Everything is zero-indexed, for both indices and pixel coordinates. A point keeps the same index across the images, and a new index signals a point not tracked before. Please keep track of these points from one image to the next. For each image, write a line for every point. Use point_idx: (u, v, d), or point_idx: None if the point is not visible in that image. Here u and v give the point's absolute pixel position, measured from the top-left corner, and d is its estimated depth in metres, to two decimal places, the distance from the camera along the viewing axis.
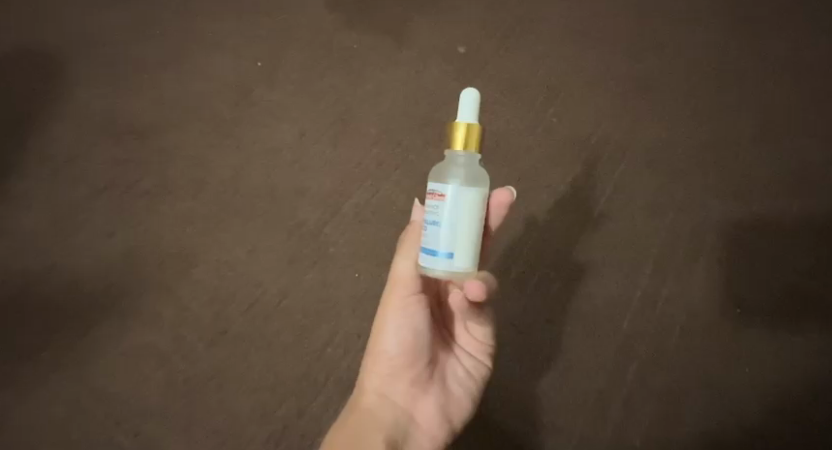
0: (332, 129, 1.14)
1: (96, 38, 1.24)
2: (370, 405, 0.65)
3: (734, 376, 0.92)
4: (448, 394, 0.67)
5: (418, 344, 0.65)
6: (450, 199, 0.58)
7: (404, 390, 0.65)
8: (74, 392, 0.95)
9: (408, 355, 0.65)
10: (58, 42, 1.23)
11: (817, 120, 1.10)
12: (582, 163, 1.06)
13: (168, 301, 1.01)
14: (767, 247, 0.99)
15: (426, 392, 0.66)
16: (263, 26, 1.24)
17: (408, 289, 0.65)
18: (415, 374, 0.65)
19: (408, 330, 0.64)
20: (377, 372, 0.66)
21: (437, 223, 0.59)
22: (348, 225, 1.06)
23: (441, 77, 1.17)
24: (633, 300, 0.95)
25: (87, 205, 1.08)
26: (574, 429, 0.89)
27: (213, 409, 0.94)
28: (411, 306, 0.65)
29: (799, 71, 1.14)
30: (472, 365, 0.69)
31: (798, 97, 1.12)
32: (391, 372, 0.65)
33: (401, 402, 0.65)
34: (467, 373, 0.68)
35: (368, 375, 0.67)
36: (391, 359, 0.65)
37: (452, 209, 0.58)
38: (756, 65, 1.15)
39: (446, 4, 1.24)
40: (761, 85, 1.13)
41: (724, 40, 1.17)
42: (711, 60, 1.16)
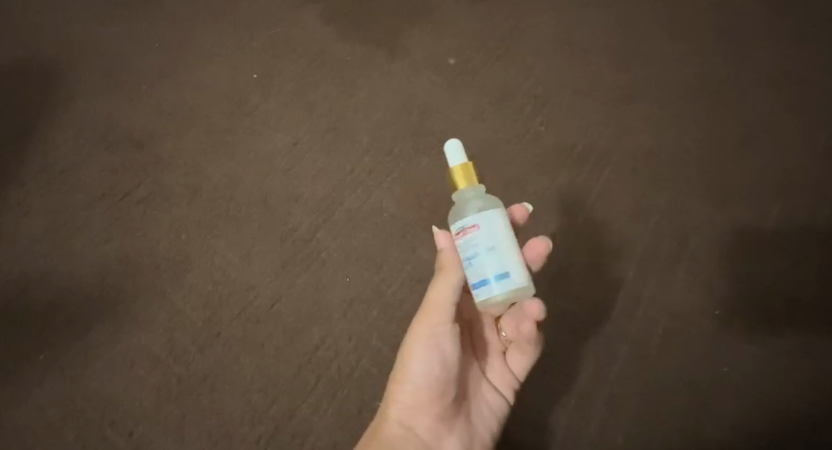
0: (326, 137, 1.18)
1: (101, 55, 1.29)
2: (392, 436, 0.65)
3: (717, 375, 0.91)
4: (472, 430, 0.68)
5: (445, 378, 0.65)
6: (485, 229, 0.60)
7: (425, 427, 0.65)
8: (66, 395, 0.94)
9: (438, 387, 0.64)
10: (64, 59, 1.28)
11: (791, 128, 1.14)
12: (566, 170, 1.10)
13: (162, 305, 1.02)
14: (747, 250, 1.01)
15: (451, 429, 0.66)
16: (262, 41, 1.31)
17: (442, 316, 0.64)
18: (442, 411, 0.65)
19: (441, 359, 0.64)
20: (399, 402, 0.66)
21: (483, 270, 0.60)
22: (340, 231, 1.08)
23: (431, 88, 1.22)
24: (617, 302, 0.97)
25: (85, 212, 1.10)
26: (557, 430, 0.89)
27: (205, 410, 0.94)
28: (443, 329, 0.64)
29: (770, 83, 1.20)
30: (496, 403, 0.71)
31: (771, 107, 1.17)
32: (415, 404, 0.65)
33: (421, 437, 0.65)
34: (490, 408, 0.70)
35: (392, 405, 0.66)
36: (417, 390, 0.64)
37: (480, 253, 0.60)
38: (729, 77, 1.21)
39: (435, 22, 1.31)
40: (735, 96, 1.18)
41: (697, 55, 1.24)
42: (687, 74, 1.22)
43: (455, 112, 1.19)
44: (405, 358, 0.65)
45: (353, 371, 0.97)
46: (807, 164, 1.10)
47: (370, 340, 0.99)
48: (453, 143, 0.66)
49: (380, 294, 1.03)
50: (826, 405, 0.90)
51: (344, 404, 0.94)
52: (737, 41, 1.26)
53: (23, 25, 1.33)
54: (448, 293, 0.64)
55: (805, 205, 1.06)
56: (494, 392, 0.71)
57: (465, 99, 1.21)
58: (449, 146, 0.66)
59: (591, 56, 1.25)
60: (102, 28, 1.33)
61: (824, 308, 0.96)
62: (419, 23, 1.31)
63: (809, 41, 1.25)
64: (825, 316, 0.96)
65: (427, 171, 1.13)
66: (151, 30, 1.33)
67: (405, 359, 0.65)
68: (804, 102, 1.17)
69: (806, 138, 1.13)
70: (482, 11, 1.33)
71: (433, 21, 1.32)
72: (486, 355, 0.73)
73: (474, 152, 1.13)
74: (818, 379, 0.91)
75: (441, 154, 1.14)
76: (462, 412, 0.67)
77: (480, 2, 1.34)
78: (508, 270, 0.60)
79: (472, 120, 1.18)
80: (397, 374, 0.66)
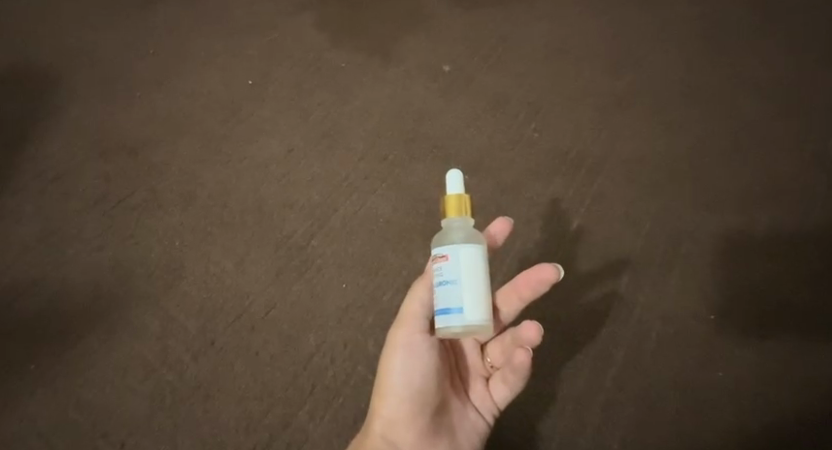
0: (321, 144, 1.18)
1: (95, 62, 1.29)
2: None
3: (712, 380, 0.91)
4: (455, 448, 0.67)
5: (423, 389, 0.65)
6: (453, 258, 0.61)
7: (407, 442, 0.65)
8: (58, 404, 0.93)
9: (418, 397, 0.65)
10: (57, 66, 1.28)
11: (782, 134, 1.15)
12: (561, 176, 1.11)
13: (156, 313, 1.01)
14: (740, 255, 1.02)
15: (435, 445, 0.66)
16: (256, 49, 1.31)
17: (418, 325, 0.66)
18: (423, 426, 0.65)
19: (420, 373, 0.65)
20: (380, 416, 0.65)
21: (447, 285, 0.61)
22: (335, 238, 1.08)
23: (426, 95, 1.23)
24: (612, 308, 0.97)
25: (77, 220, 1.10)
26: (554, 435, 0.88)
27: (199, 419, 0.93)
28: (419, 338, 0.66)
29: (760, 90, 1.21)
30: (478, 424, 0.71)
31: (762, 114, 1.18)
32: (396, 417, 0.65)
33: None
34: (473, 428, 0.70)
35: (375, 420, 0.66)
36: (399, 402, 0.64)
37: (455, 278, 0.61)
38: (721, 84, 1.22)
39: (429, 29, 1.32)
40: (727, 102, 1.19)
41: (689, 62, 1.26)
42: (679, 81, 1.23)
43: (450, 119, 1.20)
44: (385, 369, 0.66)
45: (348, 378, 0.96)
46: (799, 169, 1.11)
47: (366, 347, 0.99)
48: (456, 176, 0.67)
49: (376, 301, 1.02)
50: (821, 409, 0.90)
51: (340, 412, 0.93)
52: (728, 48, 1.27)
53: (16, 33, 1.33)
54: (422, 302, 0.66)
55: (797, 209, 1.06)
56: (475, 413, 0.71)
57: (460, 106, 1.21)
58: (453, 178, 0.67)
59: (584, 64, 1.26)
60: (95, 35, 1.33)
61: (818, 311, 0.97)
62: (413, 30, 1.32)
63: (799, 48, 1.27)
64: (818, 320, 0.96)
65: (422, 177, 1.13)
66: (146, 37, 1.33)
67: (386, 369, 0.66)
68: (794, 108, 1.18)
69: (797, 144, 1.14)
70: (476, 18, 1.34)
71: (427, 28, 1.32)
72: (468, 379, 0.73)
73: (468, 159, 1.14)
74: (812, 383, 0.91)
75: (436, 161, 1.14)
76: (444, 430, 0.67)
77: (474, 10, 1.35)
78: (463, 297, 0.60)
79: (466, 126, 1.18)
80: (378, 386, 0.66)
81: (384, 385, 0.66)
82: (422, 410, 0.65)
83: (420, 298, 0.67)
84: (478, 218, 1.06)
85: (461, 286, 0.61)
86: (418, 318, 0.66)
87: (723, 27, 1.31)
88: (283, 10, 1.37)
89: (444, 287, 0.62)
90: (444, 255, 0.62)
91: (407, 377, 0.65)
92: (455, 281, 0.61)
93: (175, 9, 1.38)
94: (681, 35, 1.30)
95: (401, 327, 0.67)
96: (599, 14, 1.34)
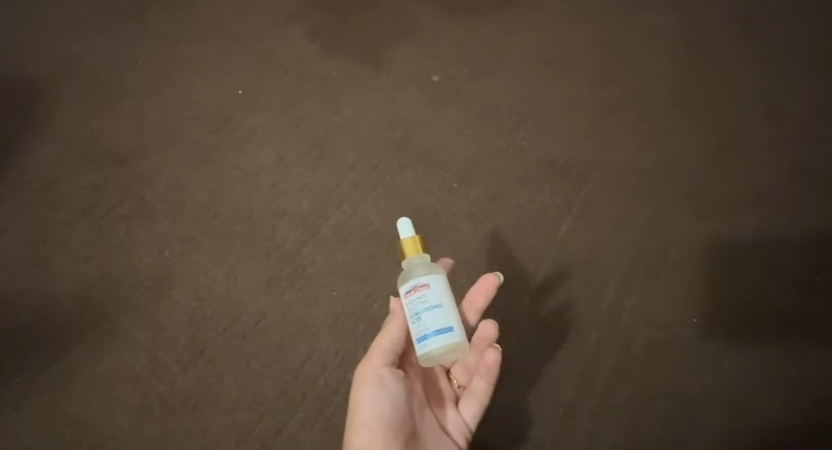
0: (312, 153, 1.18)
1: (84, 72, 1.29)
2: None
3: (700, 384, 0.92)
4: None
5: (395, 418, 0.66)
6: (433, 287, 0.67)
7: None
8: (46, 416, 0.92)
9: (393, 427, 0.65)
10: (45, 76, 1.28)
11: (765, 140, 1.17)
12: (549, 184, 1.12)
13: (145, 323, 1.00)
14: (726, 260, 1.03)
15: None
16: (247, 58, 1.32)
17: (385, 358, 0.68)
18: None
19: (393, 403, 0.66)
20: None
21: (431, 310, 0.66)
22: (325, 246, 1.08)
23: (416, 104, 1.24)
24: (600, 313, 0.98)
25: (65, 230, 1.09)
26: (545, 440, 0.88)
27: (189, 429, 0.92)
28: (389, 369, 0.67)
29: (744, 98, 1.23)
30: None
31: (745, 121, 1.20)
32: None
33: None
34: None
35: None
36: (373, 434, 0.64)
37: (436, 303, 0.66)
38: (705, 92, 1.24)
39: (418, 39, 1.34)
40: (711, 110, 1.22)
41: (674, 72, 1.28)
42: (665, 90, 1.25)
43: (439, 127, 1.21)
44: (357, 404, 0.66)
45: (339, 387, 0.96)
46: (782, 175, 1.13)
47: (357, 355, 0.98)
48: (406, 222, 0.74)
49: (366, 309, 1.02)
50: (807, 412, 0.91)
51: (331, 420, 0.93)
52: (712, 58, 1.30)
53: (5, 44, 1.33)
54: (391, 336, 0.69)
55: (781, 214, 1.08)
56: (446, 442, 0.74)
57: (450, 114, 1.22)
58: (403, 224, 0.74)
59: (572, 73, 1.28)
60: (85, 45, 1.33)
61: (804, 315, 0.98)
62: (402, 40, 1.34)
63: (782, 57, 1.29)
64: (801, 323, 0.97)
65: (412, 185, 1.13)
66: (136, 46, 1.34)
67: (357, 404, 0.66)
68: (777, 115, 1.21)
69: (780, 150, 1.16)
70: (465, 28, 1.35)
71: (417, 37, 1.34)
72: (437, 409, 0.76)
73: (458, 168, 1.15)
74: (798, 386, 0.92)
75: (426, 169, 1.15)
76: None
77: (463, 19, 1.37)
78: (449, 317, 0.66)
79: (456, 135, 1.19)
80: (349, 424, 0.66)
81: (356, 419, 0.66)
82: (397, 440, 0.65)
83: (388, 332, 0.69)
84: (468, 226, 1.08)
85: (443, 309, 0.66)
86: (388, 351, 0.68)
87: None
88: (273, 20, 1.38)
89: (426, 313, 0.66)
90: (421, 286, 0.67)
91: (380, 408, 0.65)
92: (436, 307, 0.66)
93: (165, 18, 1.38)
94: (666, 45, 1.32)
95: (370, 362, 0.68)
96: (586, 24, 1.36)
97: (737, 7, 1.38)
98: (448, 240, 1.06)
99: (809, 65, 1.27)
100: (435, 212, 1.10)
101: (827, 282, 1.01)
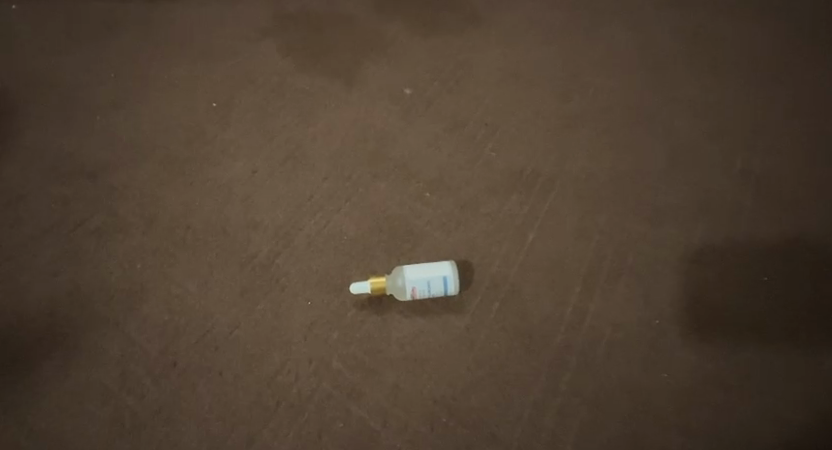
0: (285, 165, 1.20)
1: (56, 88, 1.30)
2: None
3: (659, 382, 0.95)
4: None
5: None
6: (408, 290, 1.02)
7: None
8: (11, 432, 0.89)
9: None
10: (16, 94, 1.28)
11: (717, 152, 1.24)
12: (516, 194, 1.16)
13: (115, 337, 0.98)
14: (684, 264, 1.08)
15: None
16: (221, 73, 1.35)
17: None
18: None
19: None
20: None
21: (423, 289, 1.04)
22: (299, 256, 1.08)
23: (388, 117, 1.28)
24: (566, 316, 1.01)
25: (34, 244, 1.08)
26: (513, 441, 0.89)
27: (159, 442, 0.89)
28: None
29: (696, 113, 1.31)
30: None
31: (698, 134, 1.27)
32: None
33: None
34: None
35: None
36: None
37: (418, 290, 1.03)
38: (660, 108, 1.31)
39: (389, 56, 1.39)
40: (667, 124, 1.29)
41: (632, 88, 1.35)
42: (624, 104, 1.32)
43: (410, 139, 1.24)
44: None
45: (313, 394, 0.93)
46: (734, 184, 1.19)
47: (331, 362, 0.96)
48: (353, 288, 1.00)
49: (339, 316, 1.01)
50: (773, 408, 0.93)
51: (305, 428, 0.90)
52: (665, 75, 1.38)
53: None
54: None
55: (734, 221, 1.14)
56: None
57: (421, 126, 1.27)
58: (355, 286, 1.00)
59: (535, 89, 1.34)
60: (57, 63, 1.35)
61: (762, 315, 1.02)
62: (373, 57, 1.39)
63: (730, 75, 1.38)
64: (755, 322, 1.01)
65: (384, 194, 1.16)
66: (108, 64, 1.35)
67: None
68: (728, 128, 1.28)
69: (731, 162, 1.22)
70: (434, 46, 1.42)
71: (388, 55, 1.40)
72: None
73: (430, 178, 1.18)
74: (754, 382, 0.95)
75: (398, 179, 1.18)
76: None
77: (432, 37, 1.44)
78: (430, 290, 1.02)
79: (427, 147, 1.23)
80: None
81: None
82: None
83: None
84: (439, 234, 1.10)
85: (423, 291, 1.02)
86: None
87: (661, 58, 1.42)
88: (247, 37, 1.42)
89: None
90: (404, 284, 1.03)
91: None
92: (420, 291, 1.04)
93: (138, 36, 1.41)
94: (623, 64, 1.40)
95: None
96: (546, 45, 1.44)
97: (686, 31, 1.48)
98: (420, 247, 1.09)
99: (754, 83, 1.36)
100: (406, 221, 1.12)
101: (779, 283, 1.06)
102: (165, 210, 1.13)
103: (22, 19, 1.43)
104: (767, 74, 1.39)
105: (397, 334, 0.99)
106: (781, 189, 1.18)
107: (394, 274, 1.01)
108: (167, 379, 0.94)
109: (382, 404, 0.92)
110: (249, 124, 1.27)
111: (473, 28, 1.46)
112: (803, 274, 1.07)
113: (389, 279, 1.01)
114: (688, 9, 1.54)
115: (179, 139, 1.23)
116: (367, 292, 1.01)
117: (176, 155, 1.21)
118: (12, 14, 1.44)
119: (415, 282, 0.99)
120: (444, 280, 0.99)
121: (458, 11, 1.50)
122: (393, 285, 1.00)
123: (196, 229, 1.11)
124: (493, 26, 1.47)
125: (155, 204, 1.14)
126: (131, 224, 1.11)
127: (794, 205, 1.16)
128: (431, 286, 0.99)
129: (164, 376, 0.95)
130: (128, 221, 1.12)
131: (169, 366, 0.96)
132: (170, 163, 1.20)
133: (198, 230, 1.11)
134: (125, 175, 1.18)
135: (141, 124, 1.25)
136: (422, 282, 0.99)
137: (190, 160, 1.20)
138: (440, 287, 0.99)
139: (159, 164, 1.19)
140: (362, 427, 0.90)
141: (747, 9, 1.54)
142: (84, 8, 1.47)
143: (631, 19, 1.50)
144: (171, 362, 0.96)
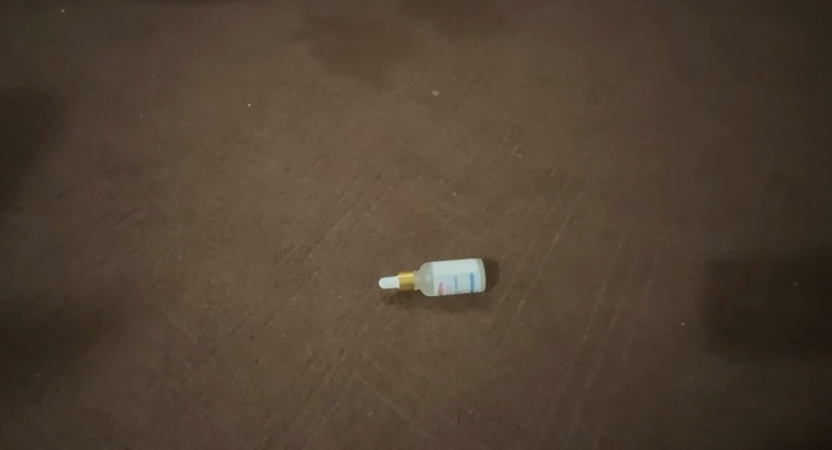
0: (317, 163, 1.25)
1: (100, 88, 1.36)
2: None
3: (682, 381, 0.98)
4: None
5: None
6: None
7: None
8: (62, 411, 0.95)
9: None
10: (62, 93, 1.35)
11: (742, 156, 1.26)
12: (542, 195, 1.20)
13: (158, 324, 1.04)
14: (707, 267, 1.10)
15: None
16: (256, 74, 1.40)
17: None
18: None
19: None
20: None
21: None
22: (330, 252, 1.12)
23: (416, 118, 1.32)
24: (590, 315, 1.04)
25: (82, 235, 1.14)
26: (538, 435, 0.92)
27: (200, 424, 0.94)
28: None
29: (721, 117, 1.32)
30: None
31: (723, 138, 1.29)
32: None
33: None
34: None
35: None
36: None
37: None
38: (686, 112, 1.33)
39: (418, 59, 1.43)
40: (692, 129, 1.30)
41: (657, 92, 1.37)
42: (648, 108, 1.34)
43: (439, 140, 1.28)
44: None
45: (344, 383, 0.97)
46: (758, 189, 1.21)
47: (361, 354, 1.00)
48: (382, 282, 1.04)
49: (369, 311, 1.05)
50: (793, 411, 0.95)
51: (337, 415, 0.94)
52: (690, 80, 1.40)
53: (25, 63, 1.40)
54: None
55: (758, 225, 1.15)
56: None
57: (448, 128, 1.30)
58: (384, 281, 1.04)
59: (561, 93, 1.37)
60: (102, 63, 1.41)
61: (783, 319, 1.04)
62: (402, 60, 1.43)
63: (754, 80, 1.39)
64: (777, 327, 1.03)
65: (413, 193, 1.20)
66: (148, 65, 1.41)
67: None
68: (752, 132, 1.30)
69: (756, 166, 1.24)
70: (462, 50, 1.45)
71: (416, 57, 1.43)
72: None
73: (456, 178, 1.22)
74: (775, 385, 0.97)
75: (426, 180, 1.22)
76: None
77: (460, 40, 1.47)
78: None
79: (454, 147, 1.27)
80: None
81: None
82: None
83: None
84: (465, 232, 1.14)
85: None
86: None
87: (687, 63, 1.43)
88: (280, 40, 1.47)
89: None
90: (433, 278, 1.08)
91: None
92: None
93: (177, 38, 1.47)
94: (649, 69, 1.42)
95: None
96: (571, 49, 1.46)
97: (713, 36, 1.49)
98: (447, 245, 1.13)
99: (780, 89, 1.37)
100: (434, 219, 1.16)
101: (800, 289, 1.07)
102: (205, 205, 1.19)
103: (69, 21, 1.50)
104: (793, 78, 1.40)
105: (425, 328, 1.03)
106: (805, 195, 1.20)
107: (423, 270, 1.05)
108: (207, 365, 0.99)
109: (411, 395, 0.96)
110: (282, 122, 1.32)
111: (500, 32, 1.49)
112: (826, 281, 1.08)
113: (419, 275, 1.05)
114: (715, 14, 1.55)
115: (217, 138, 1.29)
116: (396, 287, 1.05)
117: (214, 152, 1.27)
118: (59, 16, 1.51)
119: (444, 277, 1.03)
120: (472, 277, 1.03)
121: (485, 16, 1.53)
122: (422, 281, 1.04)
123: (233, 224, 1.16)
124: (519, 30, 1.50)
125: (195, 200, 1.20)
126: (173, 218, 1.17)
127: (818, 211, 1.17)
128: (459, 283, 1.03)
129: (204, 362, 1.00)
130: (171, 215, 1.17)
131: (209, 354, 1.01)
132: (208, 160, 1.25)
133: (235, 225, 1.16)
134: (169, 170, 1.23)
135: (181, 122, 1.31)
136: (450, 279, 1.03)
137: (227, 157, 1.26)
138: (469, 284, 1.04)
139: (198, 161, 1.25)
140: (390, 416, 0.94)
141: (773, 14, 1.55)
142: (127, 11, 1.53)
143: (657, 24, 1.52)
144: (211, 350, 1.01)
